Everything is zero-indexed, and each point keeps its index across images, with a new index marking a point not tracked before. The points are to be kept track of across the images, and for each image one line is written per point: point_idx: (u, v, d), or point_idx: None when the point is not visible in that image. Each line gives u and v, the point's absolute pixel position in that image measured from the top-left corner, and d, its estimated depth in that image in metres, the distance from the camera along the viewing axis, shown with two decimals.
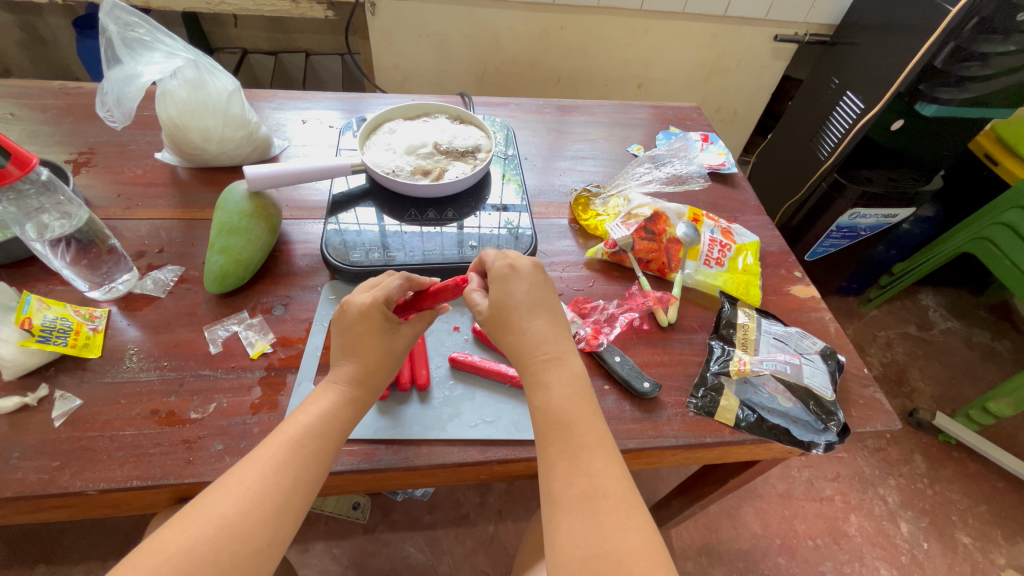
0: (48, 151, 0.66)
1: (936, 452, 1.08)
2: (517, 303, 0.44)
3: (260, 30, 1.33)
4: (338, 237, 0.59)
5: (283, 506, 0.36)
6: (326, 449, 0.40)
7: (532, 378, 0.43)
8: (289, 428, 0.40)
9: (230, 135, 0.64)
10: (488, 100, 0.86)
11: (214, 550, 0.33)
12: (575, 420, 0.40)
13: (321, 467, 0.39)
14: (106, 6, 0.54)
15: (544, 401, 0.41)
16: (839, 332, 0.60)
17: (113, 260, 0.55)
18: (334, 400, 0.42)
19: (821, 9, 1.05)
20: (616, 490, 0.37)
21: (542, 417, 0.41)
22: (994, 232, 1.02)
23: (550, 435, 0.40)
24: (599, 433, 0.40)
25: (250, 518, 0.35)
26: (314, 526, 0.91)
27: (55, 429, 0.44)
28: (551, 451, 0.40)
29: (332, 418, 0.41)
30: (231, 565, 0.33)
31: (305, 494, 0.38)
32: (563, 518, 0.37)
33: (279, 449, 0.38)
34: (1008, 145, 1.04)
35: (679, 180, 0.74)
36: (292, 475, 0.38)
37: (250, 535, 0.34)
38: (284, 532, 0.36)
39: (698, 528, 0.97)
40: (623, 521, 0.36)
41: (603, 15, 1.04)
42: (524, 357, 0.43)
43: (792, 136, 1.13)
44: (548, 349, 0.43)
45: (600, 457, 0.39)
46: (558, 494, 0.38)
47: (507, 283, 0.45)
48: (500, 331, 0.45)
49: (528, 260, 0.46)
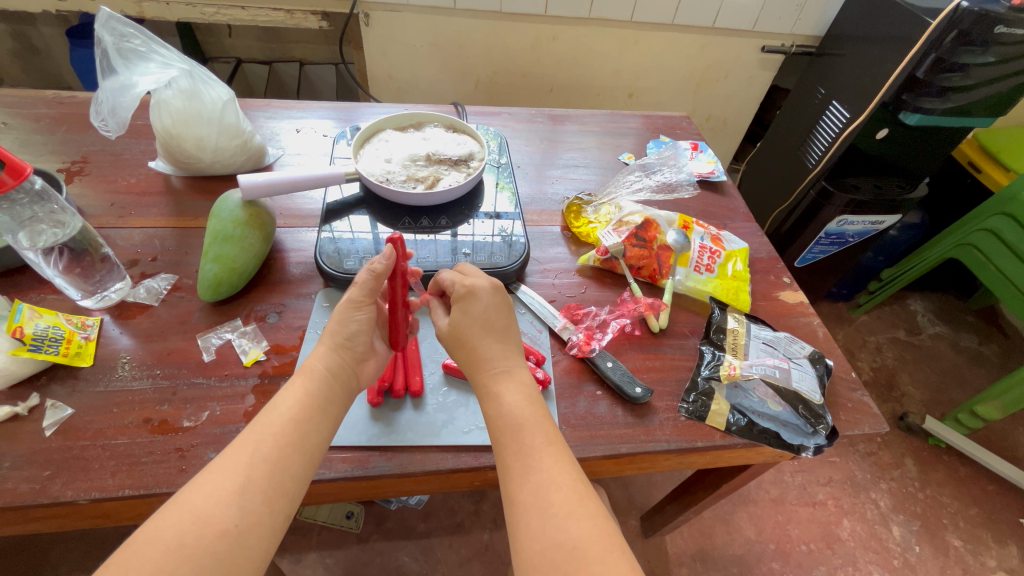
0: (41, 160, 0.67)
1: (927, 455, 1.09)
2: (473, 322, 0.47)
3: (254, 39, 1.34)
4: (332, 246, 0.59)
5: (246, 484, 0.37)
6: (287, 429, 0.40)
7: (483, 392, 0.45)
8: (272, 416, 0.40)
9: (225, 144, 0.64)
10: (481, 109, 0.87)
11: (177, 536, 0.34)
12: (524, 422, 0.42)
13: (287, 446, 0.39)
14: (102, 17, 0.55)
15: (498, 409, 0.43)
16: (827, 336, 0.61)
17: (106, 269, 0.55)
18: (310, 382, 0.43)
19: (807, 21, 1.07)
20: (566, 482, 0.39)
21: (494, 425, 0.43)
22: (978, 238, 1.04)
23: (505, 437, 0.42)
24: (547, 433, 0.42)
25: (210, 501, 0.35)
26: (308, 536, 0.90)
27: (46, 437, 0.44)
28: (506, 454, 0.41)
29: (300, 401, 0.42)
30: (197, 548, 0.33)
31: (270, 470, 0.38)
32: (522, 516, 0.38)
33: (245, 438, 0.39)
34: (991, 154, 1.07)
35: (668, 188, 0.76)
36: (252, 457, 0.38)
37: (212, 518, 0.35)
38: (256, 513, 0.36)
39: (692, 534, 0.97)
40: (575, 509, 0.38)
41: (594, 27, 1.06)
42: (493, 372, 0.45)
43: (781, 145, 1.15)
44: (502, 364, 0.46)
45: (550, 454, 0.41)
46: (516, 493, 0.39)
47: (471, 303, 0.47)
48: (480, 334, 0.46)
49: (486, 281, 0.48)
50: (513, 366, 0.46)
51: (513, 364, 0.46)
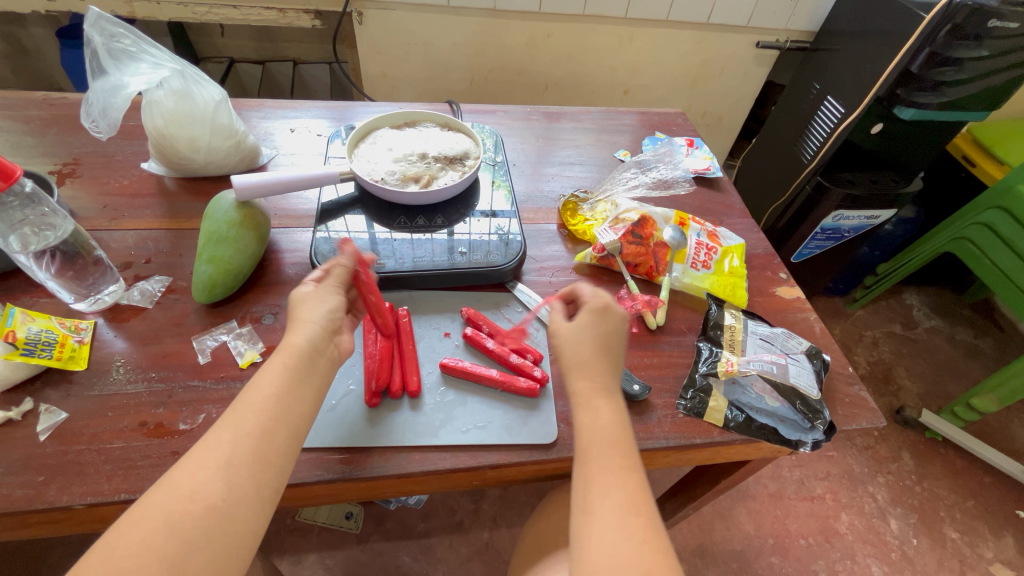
0: (32, 162, 0.66)
1: (923, 448, 1.10)
2: (597, 334, 0.48)
3: (247, 39, 1.33)
4: (327, 245, 0.59)
5: (231, 460, 0.36)
6: (268, 406, 0.39)
7: (579, 400, 0.45)
8: (254, 394, 0.40)
9: (218, 144, 0.64)
10: (475, 107, 0.87)
11: (164, 512, 0.34)
12: (615, 441, 0.43)
13: (269, 422, 0.39)
14: (91, 17, 0.54)
15: (591, 422, 0.44)
16: (824, 331, 0.61)
17: (99, 272, 0.54)
18: (288, 356, 0.42)
19: (802, 17, 1.07)
20: (643, 509, 0.40)
21: (583, 435, 0.43)
22: (973, 231, 1.04)
23: (592, 449, 0.42)
24: (632, 458, 0.42)
25: (197, 478, 0.35)
26: (307, 537, 0.90)
27: (40, 442, 0.43)
28: (590, 466, 0.41)
29: (281, 377, 0.41)
30: (185, 524, 0.34)
31: (253, 445, 0.37)
32: (597, 528, 0.38)
33: (229, 417, 0.38)
34: (985, 148, 1.07)
35: (665, 184, 0.76)
36: (236, 434, 0.37)
37: (198, 495, 0.35)
38: (242, 489, 0.36)
39: (692, 530, 0.97)
40: (650, 537, 0.38)
41: (589, 24, 1.06)
42: (590, 373, 0.46)
43: (776, 141, 1.15)
44: (606, 377, 0.46)
45: (632, 479, 0.41)
46: (594, 506, 0.39)
47: (600, 317, 0.49)
48: (597, 345, 0.47)
49: (620, 310, 0.50)
50: (610, 383, 0.46)
51: (610, 379, 0.46)
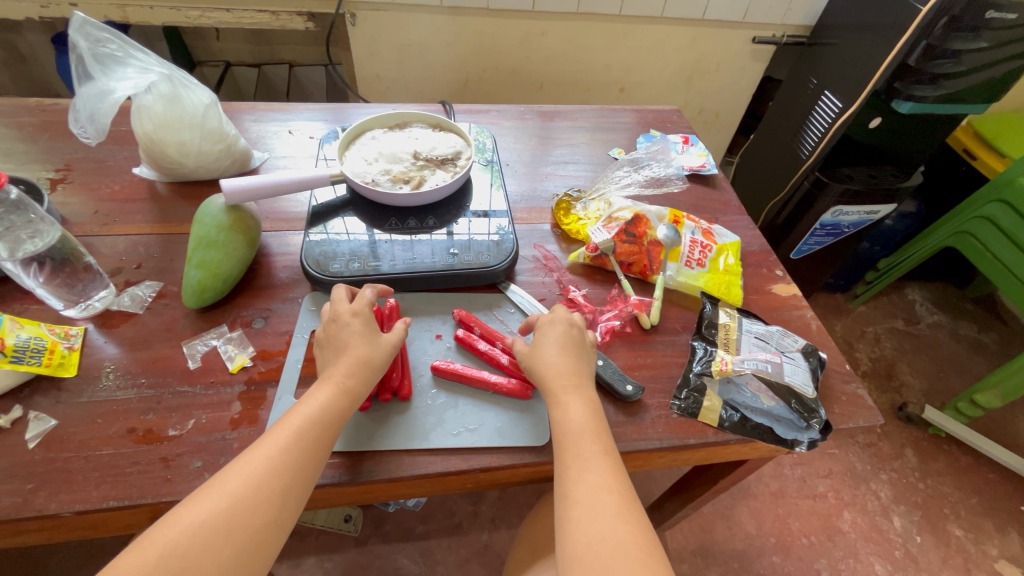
0: (25, 168, 0.66)
1: (927, 445, 1.09)
2: (551, 342, 0.49)
3: (242, 42, 1.33)
4: (319, 248, 0.59)
5: (288, 484, 0.39)
6: (327, 436, 0.43)
7: (551, 398, 0.46)
8: (290, 419, 0.42)
9: (207, 148, 0.63)
10: (469, 107, 0.86)
11: (225, 520, 0.37)
12: (590, 432, 0.44)
13: (324, 447, 0.42)
14: (76, 22, 0.54)
15: (564, 419, 0.45)
16: (820, 329, 0.60)
17: (89, 277, 0.54)
18: (350, 383, 0.45)
19: (798, 11, 1.06)
20: (617, 489, 0.41)
21: (558, 433, 0.44)
22: (974, 225, 1.03)
23: (565, 443, 0.44)
24: (605, 443, 0.44)
25: (255, 495, 0.38)
26: (305, 540, 0.90)
27: (29, 450, 0.43)
28: (565, 457, 0.43)
29: (336, 408, 0.44)
30: (243, 536, 0.37)
31: (308, 472, 0.41)
32: (574, 509, 0.40)
33: (285, 436, 0.41)
34: (986, 140, 1.06)
35: (657, 182, 0.75)
36: (294, 457, 0.40)
37: (257, 510, 0.38)
38: (291, 508, 0.39)
39: (692, 530, 0.97)
40: (623, 511, 0.40)
41: (582, 22, 1.05)
42: (554, 373, 0.47)
43: (773, 137, 1.14)
44: (572, 375, 0.47)
45: (605, 464, 0.42)
46: (570, 490, 0.41)
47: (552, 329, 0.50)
48: (556, 349, 0.48)
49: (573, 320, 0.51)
50: (579, 380, 0.47)
51: (579, 377, 0.47)
